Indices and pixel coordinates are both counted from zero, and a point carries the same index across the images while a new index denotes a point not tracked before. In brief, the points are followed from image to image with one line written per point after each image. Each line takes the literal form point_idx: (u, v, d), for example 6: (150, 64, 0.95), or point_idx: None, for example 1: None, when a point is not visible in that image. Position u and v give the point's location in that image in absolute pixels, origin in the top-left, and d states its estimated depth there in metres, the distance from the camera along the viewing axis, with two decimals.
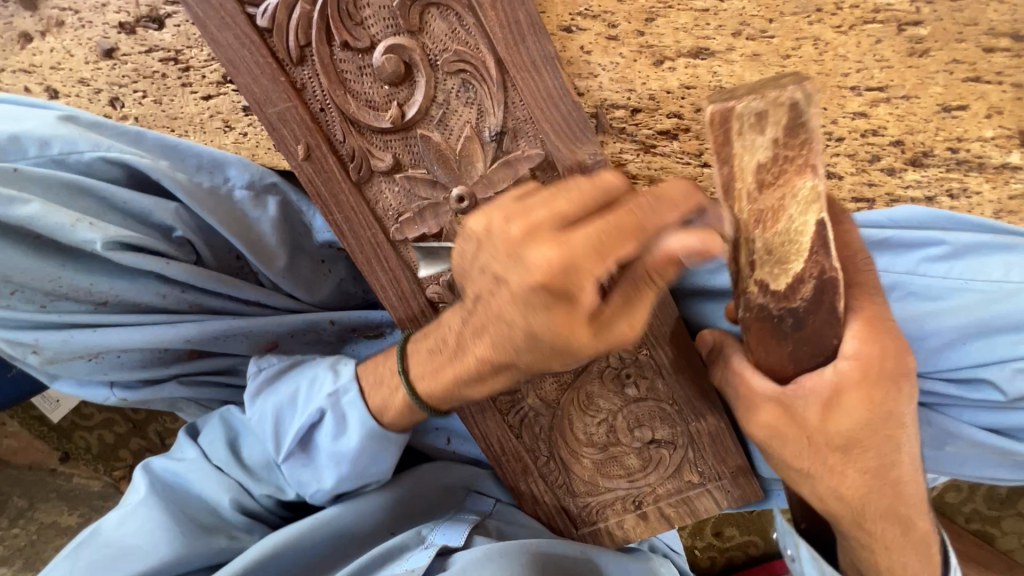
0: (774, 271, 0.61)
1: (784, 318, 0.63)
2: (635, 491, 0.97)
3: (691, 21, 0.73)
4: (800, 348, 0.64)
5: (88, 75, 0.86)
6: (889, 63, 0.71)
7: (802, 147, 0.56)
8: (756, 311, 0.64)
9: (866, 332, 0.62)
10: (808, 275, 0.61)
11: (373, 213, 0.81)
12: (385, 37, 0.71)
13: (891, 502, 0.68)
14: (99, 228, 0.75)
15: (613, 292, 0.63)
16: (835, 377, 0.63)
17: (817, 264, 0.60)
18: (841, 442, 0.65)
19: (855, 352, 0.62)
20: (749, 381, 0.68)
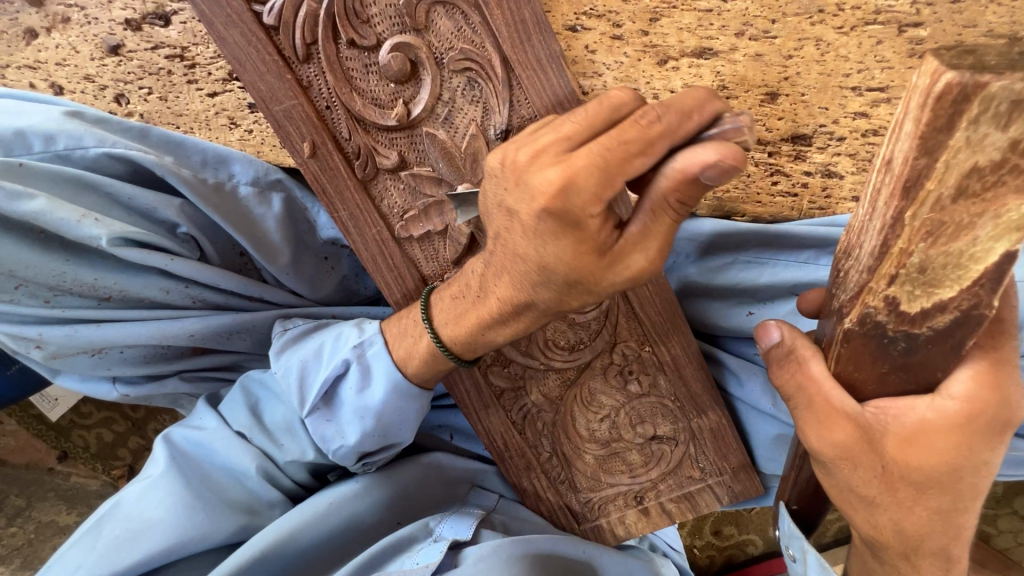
0: (913, 294, 0.49)
1: (895, 341, 0.52)
2: (637, 486, 0.97)
3: (695, 21, 0.73)
4: (898, 374, 0.55)
5: (94, 72, 0.86)
6: (889, 64, 0.72)
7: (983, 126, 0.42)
8: (869, 325, 0.52)
9: (984, 377, 0.55)
10: (953, 306, 0.48)
11: (378, 210, 0.82)
12: (391, 35, 0.71)
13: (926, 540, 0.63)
14: (104, 224, 0.75)
15: (631, 224, 0.64)
16: (927, 414, 0.55)
17: (972, 296, 0.48)
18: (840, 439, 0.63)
19: (962, 395, 0.55)
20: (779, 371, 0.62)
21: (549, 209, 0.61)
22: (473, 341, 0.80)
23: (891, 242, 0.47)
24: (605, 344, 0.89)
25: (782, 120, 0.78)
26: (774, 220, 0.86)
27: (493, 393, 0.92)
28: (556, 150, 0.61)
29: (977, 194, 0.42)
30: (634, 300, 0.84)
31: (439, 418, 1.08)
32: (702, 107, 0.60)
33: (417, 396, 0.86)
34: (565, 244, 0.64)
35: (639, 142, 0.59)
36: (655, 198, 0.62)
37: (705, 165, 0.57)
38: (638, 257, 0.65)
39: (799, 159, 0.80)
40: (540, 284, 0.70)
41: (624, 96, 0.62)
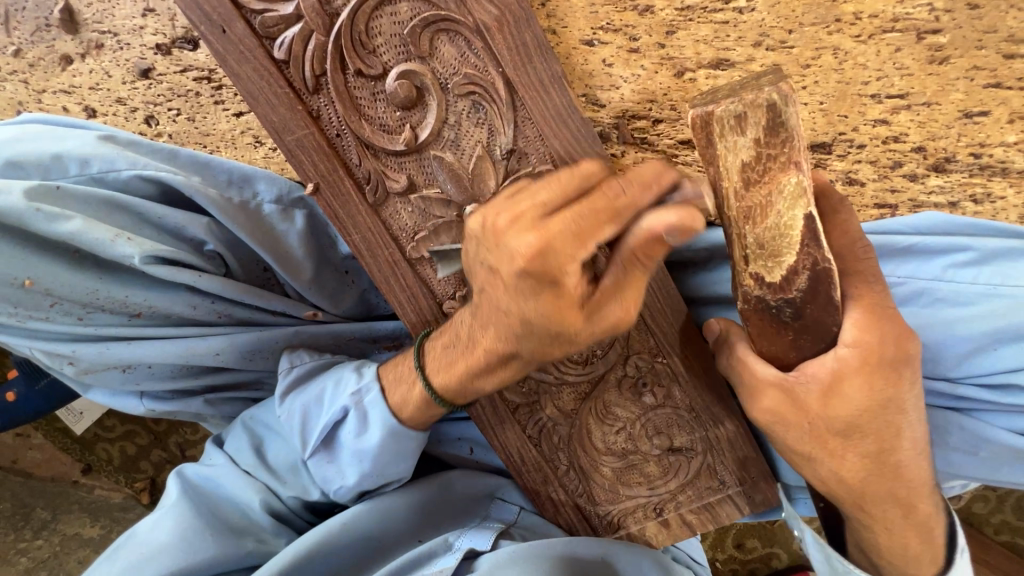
0: (767, 261, 0.66)
1: (782, 309, 0.68)
2: (655, 498, 0.96)
3: (711, 33, 0.74)
4: (803, 337, 0.69)
5: (125, 94, 0.88)
6: (909, 71, 0.72)
7: (784, 145, 0.61)
8: (755, 303, 0.69)
9: (867, 319, 0.66)
10: (802, 266, 0.65)
11: (390, 233, 0.83)
12: (397, 63, 0.73)
13: (898, 495, 0.73)
14: (136, 243, 0.77)
15: (604, 276, 0.67)
16: (834, 363, 0.67)
17: (810, 255, 0.65)
18: (841, 427, 0.70)
19: (854, 341, 0.66)
20: (753, 368, 0.73)
21: (528, 268, 0.61)
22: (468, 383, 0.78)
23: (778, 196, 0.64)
24: (618, 355, 0.88)
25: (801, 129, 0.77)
26: None
27: (508, 407, 0.92)
28: (537, 208, 0.61)
29: (758, 180, 0.64)
30: (646, 314, 0.84)
31: (458, 430, 1.08)
32: (661, 177, 0.61)
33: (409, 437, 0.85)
34: (551, 295, 0.64)
35: (607, 212, 0.60)
36: (625, 253, 0.63)
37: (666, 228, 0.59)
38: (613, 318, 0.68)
39: (819, 167, 0.79)
40: (523, 334, 0.70)
41: (592, 167, 0.63)
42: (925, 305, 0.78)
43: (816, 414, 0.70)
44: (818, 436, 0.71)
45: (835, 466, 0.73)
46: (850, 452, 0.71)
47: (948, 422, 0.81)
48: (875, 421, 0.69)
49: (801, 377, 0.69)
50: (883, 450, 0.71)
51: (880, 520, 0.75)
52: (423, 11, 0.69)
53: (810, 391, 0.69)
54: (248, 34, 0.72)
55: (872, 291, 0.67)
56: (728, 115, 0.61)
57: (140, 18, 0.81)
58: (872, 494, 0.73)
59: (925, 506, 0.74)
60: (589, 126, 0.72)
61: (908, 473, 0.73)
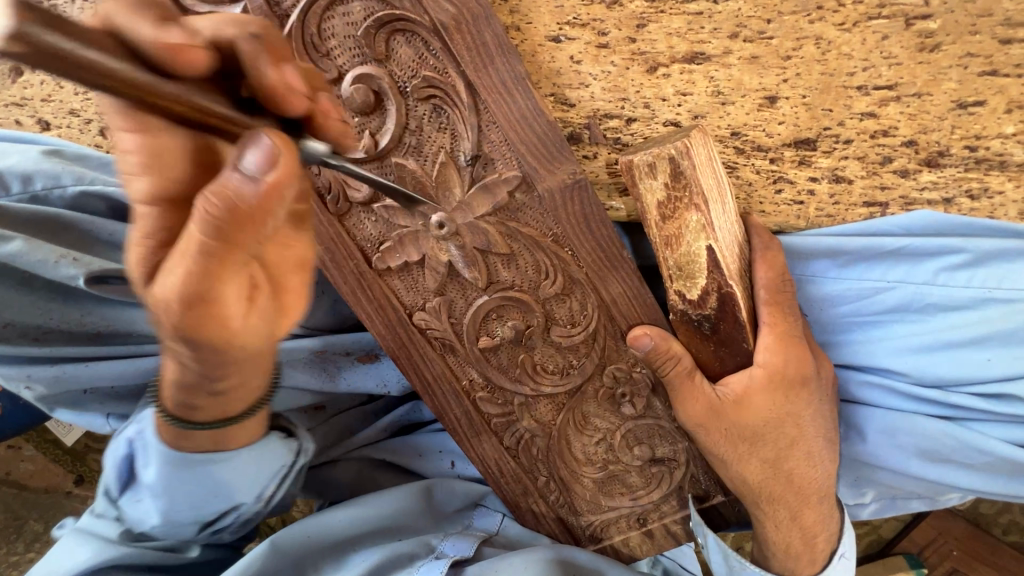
0: (686, 282, 0.70)
1: (701, 322, 0.73)
2: (638, 508, 0.94)
3: (684, 25, 0.69)
4: (721, 349, 0.74)
5: (77, 106, 0.82)
6: (897, 60, 0.67)
7: (686, 189, 0.64)
8: (680, 315, 0.73)
9: (776, 344, 0.72)
10: (711, 288, 0.69)
11: (354, 243, 0.79)
12: (352, 66, 0.69)
13: (802, 493, 0.79)
14: (83, 264, 0.76)
15: (227, 290, 0.46)
16: (749, 378, 0.72)
17: (716, 280, 0.69)
18: (750, 432, 0.75)
19: (765, 362, 0.71)
20: (694, 380, 0.74)
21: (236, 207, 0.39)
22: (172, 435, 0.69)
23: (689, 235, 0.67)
24: (594, 366, 0.85)
25: (783, 125, 0.73)
26: (778, 230, 0.80)
27: (483, 419, 0.90)
28: (173, 224, 0.48)
29: (670, 216, 0.67)
30: (622, 323, 0.79)
31: (438, 442, 1.05)
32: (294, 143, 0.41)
33: (193, 474, 0.77)
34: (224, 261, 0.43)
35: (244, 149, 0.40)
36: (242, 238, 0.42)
37: (262, 151, 0.38)
38: (250, 321, 0.49)
39: (803, 165, 0.75)
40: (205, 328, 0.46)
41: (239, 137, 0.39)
42: (916, 310, 0.77)
43: (731, 419, 0.74)
44: (732, 440, 0.75)
45: (745, 470, 0.77)
46: (752, 456, 0.76)
47: (939, 430, 0.80)
48: (777, 430, 0.75)
49: (727, 390, 0.73)
50: (780, 455, 0.76)
51: (772, 517, 0.81)
52: (376, 10, 0.65)
53: (729, 402, 0.73)
54: None
55: (784, 318, 0.73)
56: (643, 163, 0.65)
57: None
58: (772, 495, 0.79)
59: (809, 513, 0.80)
60: (555, 127, 0.68)
61: (801, 481, 0.78)
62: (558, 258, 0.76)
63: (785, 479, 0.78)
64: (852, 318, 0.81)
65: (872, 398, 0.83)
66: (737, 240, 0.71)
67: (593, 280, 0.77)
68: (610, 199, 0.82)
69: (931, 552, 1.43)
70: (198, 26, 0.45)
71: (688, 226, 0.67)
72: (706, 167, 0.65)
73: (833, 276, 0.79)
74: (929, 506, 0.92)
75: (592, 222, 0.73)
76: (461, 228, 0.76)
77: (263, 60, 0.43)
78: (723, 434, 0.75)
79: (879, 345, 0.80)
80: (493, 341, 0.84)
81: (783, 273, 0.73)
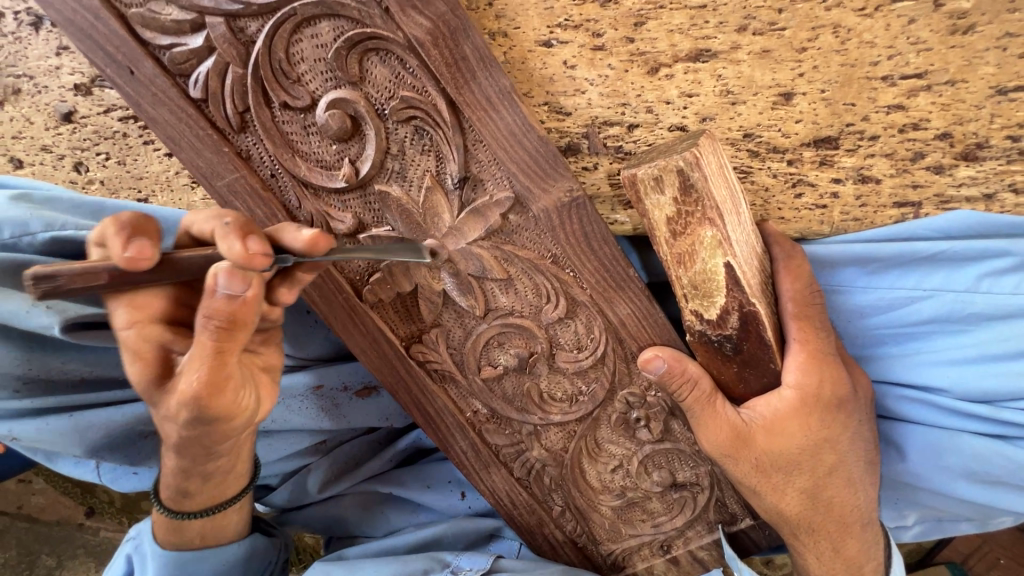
0: (702, 301, 0.64)
1: (723, 343, 0.66)
2: (662, 536, 0.88)
3: (687, 21, 0.62)
4: (747, 370, 0.67)
5: (49, 142, 0.79)
6: (926, 46, 0.60)
7: (696, 203, 0.58)
8: (698, 336, 0.67)
9: (808, 363, 0.65)
10: (731, 308, 0.63)
11: (343, 275, 0.75)
12: (326, 92, 0.64)
13: (844, 523, 0.72)
14: (56, 311, 0.74)
15: (204, 378, 0.57)
16: (779, 402, 0.66)
17: (736, 298, 0.62)
18: (782, 460, 0.68)
19: (796, 382, 0.65)
20: (716, 406, 0.67)
21: (234, 320, 0.54)
22: (176, 495, 0.76)
23: (701, 252, 0.61)
24: (606, 391, 0.78)
25: (801, 123, 0.66)
26: (800, 236, 0.74)
27: (491, 450, 0.85)
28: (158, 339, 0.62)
29: (682, 231, 0.61)
30: (632, 346, 0.73)
31: (448, 471, 1.00)
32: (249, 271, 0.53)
33: (243, 541, 0.84)
34: (215, 357, 0.57)
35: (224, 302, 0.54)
36: (223, 332, 0.55)
37: (238, 275, 0.52)
38: (237, 396, 0.62)
39: (825, 165, 0.68)
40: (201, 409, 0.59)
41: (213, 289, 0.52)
42: (956, 320, 0.70)
43: (759, 448, 0.67)
44: (762, 469, 0.69)
45: (776, 499, 0.71)
46: (788, 485, 0.70)
47: (987, 449, 0.73)
48: (811, 457, 0.68)
49: (753, 415, 0.67)
50: (815, 483, 0.69)
51: (812, 547, 0.74)
52: (346, 30, 0.60)
53: (757, 429, 0.67)
54: (159, 74, 0.63)
55: (816, 334, 0.66)
56: (648, 177, 0.58)
57: (55, 57, 0.72)
58: (810, 523, 0.72)
59: (853, 543, 0.72)
60: (547, 142, 0.62)
61: (842, 508, 0.71)
62: (559, 280, 0.70)
63: (825, 508, 0.71)
64: (886, 330, 0.74)
65: (911, 415, 0.76)
66: (756, 254, 0.65)
67: (599, 301, 0.71)
68: (613, 212, 0.76)
69: (976, 561, 1.35)
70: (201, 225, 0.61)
71: (701, 243, 0.60)
72: (718, 177, 0.59)
73: (862, 286, 0.72)
74: (978, 528, 0.84)
75: (594, 240, 0.67)
76: (455, 254, 0.71)
77: (231, 237, 0.53)
78: (752, 464, 0.69)
79: (915, 358, 0.74)
80: (497, 370, 0.79)
81: (810, 286, 0.66)
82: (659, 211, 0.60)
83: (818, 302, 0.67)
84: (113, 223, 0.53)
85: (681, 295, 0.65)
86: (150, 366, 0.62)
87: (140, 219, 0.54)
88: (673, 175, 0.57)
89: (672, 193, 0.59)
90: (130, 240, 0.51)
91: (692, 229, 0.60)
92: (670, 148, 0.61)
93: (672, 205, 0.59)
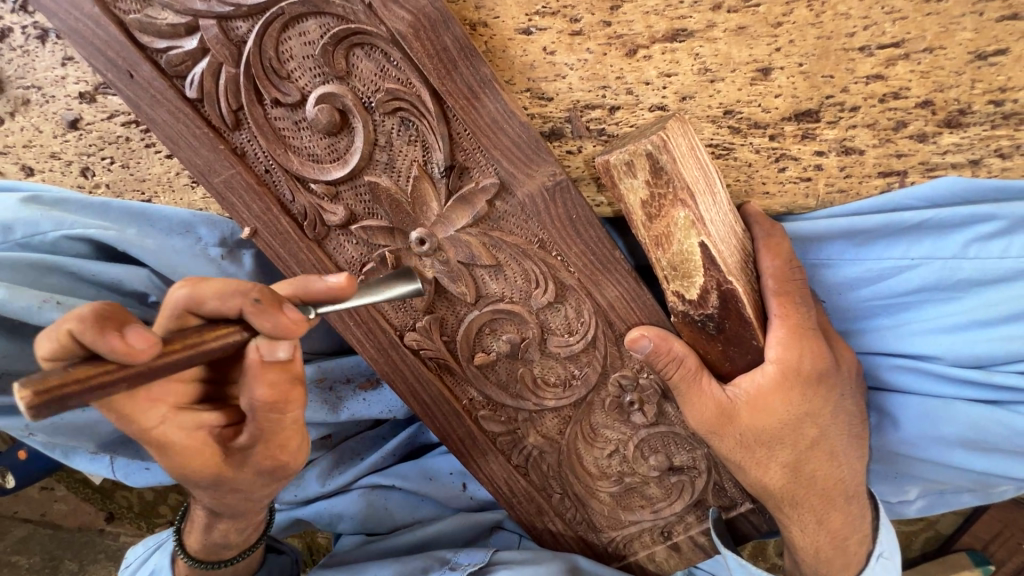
0: (682, 282, 0.65)
1: (705, 322, 0.67)
2: (661, 522, 0.88)
3: (661, 2, 0.63)
4: (731, 348, 0.67)
5: (57, 149, 0.83)
6: (901, 14, 0.60)
7: (668, 184, 0.59)
8: (681, 317, 0.68)
9: (789, 337, 0.65)
10: (710, 287, 0.64)
11: (336, 267, 0.77)
12: (315, 87, 0.66)
13: (831, 502, 0.71)
14: (65, 306, 0.75)
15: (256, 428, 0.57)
16: (761, 378, 0.66)
17: (714, 277, 0.63)
18: (767, 438, 0.68)
19: (777, 357, 0.65)
20: (700, 381, 0.68)
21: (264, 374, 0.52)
22: (212, 546, 0.77)
23: (676, 233, 0.62)
24: (597, 375, 0.79)
25: (780, 98, 0.67)
26: (786, 211, 0.74)
27: (488, 438, 0.86)
28: (182, 425, 0.55)
29: (656, 213, 0.62)
30: (622, 327, 0.74)
31: (449, 464, 1.01)
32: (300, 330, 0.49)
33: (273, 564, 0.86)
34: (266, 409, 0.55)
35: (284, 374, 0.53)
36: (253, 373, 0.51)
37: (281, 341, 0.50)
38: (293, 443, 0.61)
39: (806, 139, 0.69)
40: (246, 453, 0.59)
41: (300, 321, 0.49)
42: (947, 288, 0.70)
43: (744, 425, 0.67)
44: (747, 447, 0.69)
45: (762, 478, 0.71)
46: (773, 462, 0.69)
47: (985, 417, 0.72)
48: (794, 435, 0.68)
49: (737, 392, 0.67)
50: (799, 460, 0.69)
51: (796, 521, 0.73)
52: (332, 27, 0.63)
53: (742, 405, 0.67)
54: (156, 76, 0.66)
55: (797, 309, 0.66)
56: (620, 162, 0.60)
57: (61, 67, 0.75)
58: (796, 500, 0.71)
59: (838, 515, 0.72)
60: (527, 126, 0.64)
61: (828, 485, 0.71)
62: (547, 264, 0.72)
63: (808, 481, 0.70)
64: (877, 301, 0.74)
65: (906, 385, 0.76)
66: (735, 234, 0.65)
67: (586, 284, 0.72)
68: (597, 195, 0.77)
69: (997, 548, 1.31)
70: (207, 298, 0.49)
71: (676, 224, 0.61)
72: (688, 159, 0.60)
73: (851, 259, 0.72)
74: (983, 500, 0.83)
75: (578, 224, 0.68)
76: (443, 242, 0.73)
77: (270, 312, 0.48)
78: (736, 440, 0.69)
79: (908, 329, 0.73)
80: (489, 357, 0.80)
81: (791, 262, 0.66)
82: (632, 195, 0.61)
83: (799, 278, 0.67)
84: (82, 325, 0.41)
85: (662, 276, 0.66)
86: (191, 448, 0.57)
87: (118, 314, 0.43)
88: (644, 157, 0.59)
89: (644, 176, 0.60)
90: (117, 336, 0.41)
91: (665, 210, 0.61)
92: (641, 133, 0.62)
93: (643, 190, 0.61)
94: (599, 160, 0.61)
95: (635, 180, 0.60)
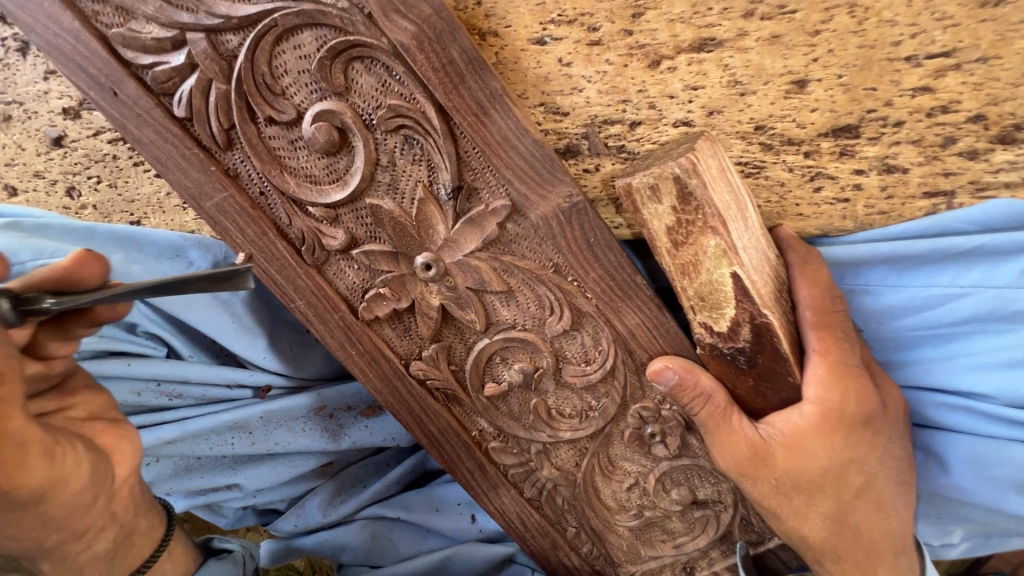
0: (711, 314, 0.60)
1: (735, 356, 0.61)
2: (684, 557, 0.83)
3: (688, 9, 0.58)
4: (764, 384, 0.62)
5: (42, 168, 0.78)
6: (953, 21, 0.54)
7: (697, 211, 0.54)
8: (709, 349, 0.63)
9: (830, 376, 0.60)
10: (742, 320, 0.59)
11: (337, 293, 0.72)
12: (311, 104, 0.61)
13: (872, 549, 0.66)
14: None
15: None
16: (798, 420, 0.61)
17: (746, 310, 0.58)
18: (805, 484, 0.63)
19: (817, 398, 0.60)
20: (731, 420, 0.63)
21: None
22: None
23: (704, 262, 0.57)
24: (616, 406, 0.74)
25: (816, 112, 0.61)
26: (819, 234, 0.69)
27: (499, 471, 0.81)
28: None
29: (683, 241, 0.57)
30: (643, 357, 0.69)
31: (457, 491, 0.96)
32: None
33: None
34: None
35: None
36: None
37: None
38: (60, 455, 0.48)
39: (844, 156, 0.63)
40: None
41: None
42: (996, 318, 0.65)
43: (780, 469, 0.62)
44: (783, 492, 0.64)
45: (798, 524, 0.66)
46: (810, 508, 0.64)
47: None
48: (834, 481, 0.63)
49: (771, 432, 0.62)
50: (837, 505, 0.64)
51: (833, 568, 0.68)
52: (328, 39, 0.58)
53: (778, 448, 0.62)
54: (141, 94, 0.62)
55: (837, 345, 0.61)
56: (643, 186, 0.55)
57: (42, 82, 0.70)
58: (832, 545, 0.66)
59: (878, 561, 0.67)
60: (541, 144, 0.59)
61: (869, 531, 0.65)
62: (562, 290, 0.67)
63: (847, 528, 0.65)
64: (919, 331, 0.68)
65: (950, 420, 0.70)
66: (768, 261, 0.60)
67: (605, 311, 0.67)
68: (614, 217, 0.72)
69: None
70: None
71: (705, 253, 0.56)
72: (719, 181, 0.55)
73: (890, 285, 0.67)
74: None
75: (597, 249, 0.63)
76: (450, 267, 0.68)
77: None
78: (772, 485, 0.64)
79: (953, 361, 0.68)
80: (501, 387, 0.75)
81: (830, 291, 0.61)
82: (657, 220, 0.56)
83: (840, 310, 0.62)
84: None
85: (688, 306, 0.61)
86: None
87: None
88: (671, 180, 0.53)
89: (670, 201, 0.55)
90: None
91: (693, 237, 0.56)
92: (666, 153, 0.57)
93: (669, 216, 0.55)
94: (620, 183, 0.55)
95: (660, 206, 0.55)
